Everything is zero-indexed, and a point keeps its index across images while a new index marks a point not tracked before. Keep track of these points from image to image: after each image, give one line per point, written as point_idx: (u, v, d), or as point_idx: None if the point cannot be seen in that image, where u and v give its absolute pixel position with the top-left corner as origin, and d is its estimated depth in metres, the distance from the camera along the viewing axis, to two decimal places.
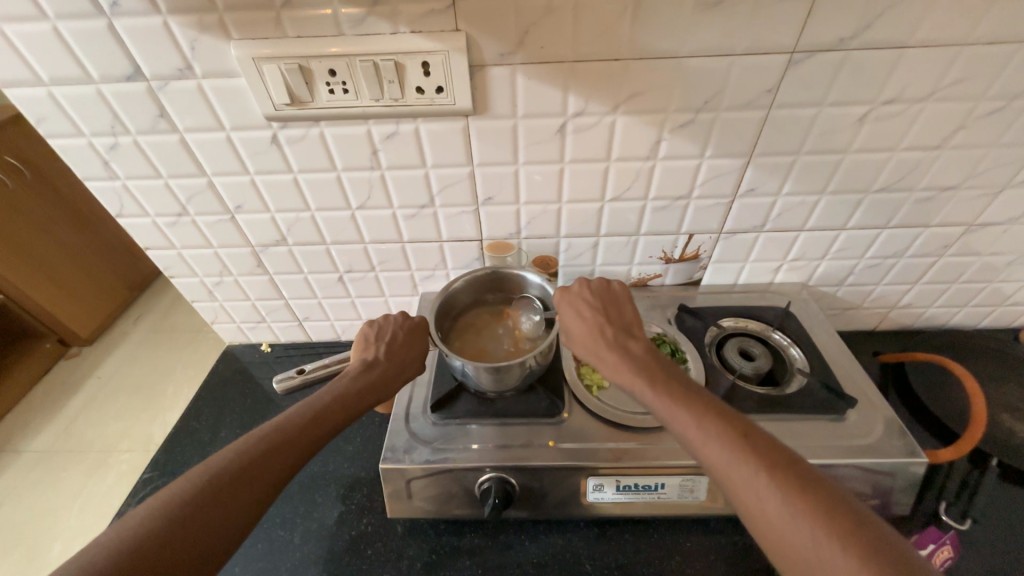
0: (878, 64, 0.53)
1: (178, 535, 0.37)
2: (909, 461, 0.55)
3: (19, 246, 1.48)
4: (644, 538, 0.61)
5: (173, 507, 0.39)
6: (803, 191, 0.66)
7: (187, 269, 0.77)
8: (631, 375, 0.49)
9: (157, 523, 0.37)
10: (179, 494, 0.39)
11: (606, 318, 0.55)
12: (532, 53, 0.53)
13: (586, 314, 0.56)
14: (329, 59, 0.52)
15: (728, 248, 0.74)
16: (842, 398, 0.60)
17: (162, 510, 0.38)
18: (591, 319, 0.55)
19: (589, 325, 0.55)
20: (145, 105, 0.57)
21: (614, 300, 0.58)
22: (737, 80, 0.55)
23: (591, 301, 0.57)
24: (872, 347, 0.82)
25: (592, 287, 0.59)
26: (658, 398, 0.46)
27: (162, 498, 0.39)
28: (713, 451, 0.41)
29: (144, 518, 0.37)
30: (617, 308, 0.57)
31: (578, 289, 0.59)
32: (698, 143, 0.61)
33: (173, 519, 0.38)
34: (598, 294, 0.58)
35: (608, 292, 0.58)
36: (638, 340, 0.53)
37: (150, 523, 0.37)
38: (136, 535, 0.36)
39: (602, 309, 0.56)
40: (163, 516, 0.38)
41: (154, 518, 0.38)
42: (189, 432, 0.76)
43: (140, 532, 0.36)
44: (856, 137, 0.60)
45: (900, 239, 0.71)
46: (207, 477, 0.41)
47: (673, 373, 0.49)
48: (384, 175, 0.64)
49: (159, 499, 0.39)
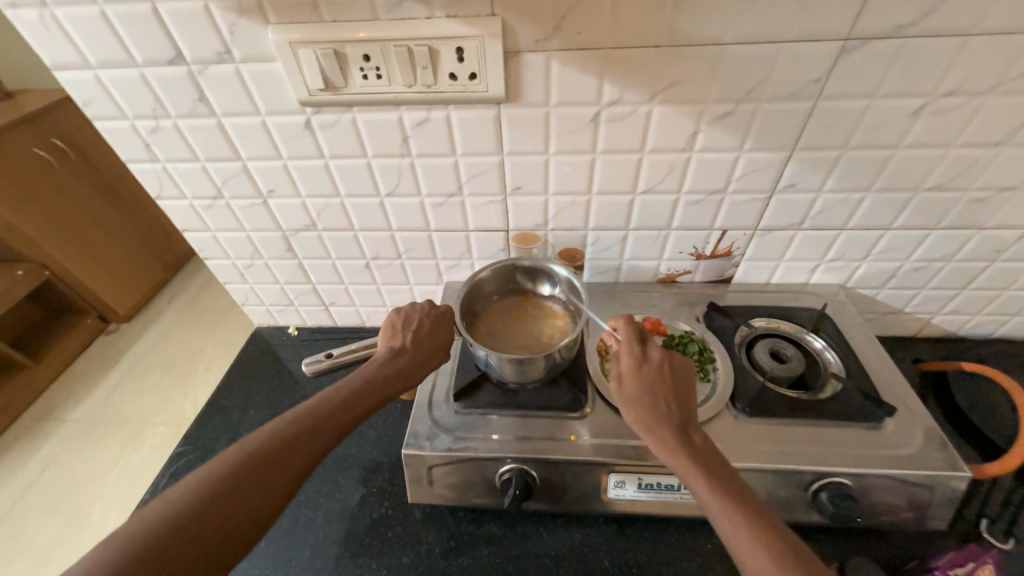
0: (938, 53, 0.50)
1: (214, 513, 0.39)
2: (950, 475, 0.52)
3: (65, 225, 1.56)
4: (663, 537, 0.60)
5: (210, 484, 0.40)
6: (846, 188, 0.63)
7: (220, 251, 0.79)
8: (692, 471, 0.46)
9: (195, 500, 0.39)
10: (215, 472, 0.41)
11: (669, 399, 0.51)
12: (568, 39, 0.52)
13: (649, 389, 0.51)
14: (363, 44, 0.52)
15: (763, 246, 0.71)
16: (880, 405, 0.57)
17: (199, 486, 0.40)
18: (653, 397, 0.51)
19: (650, 402, 0.50)
20: (186, 89, 0.59)
21: (678, 375, 0.53)
22: (782, 69, 0.52)
23: (652, 375, 0.52)
24: (912, 354, 0.79)
25: (656, 356, 0.54)
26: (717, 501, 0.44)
27: (202, 477, 0.41)
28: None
29: (183, 493, 0.39)
30: (679, 387, 0.52)
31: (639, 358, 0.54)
32: (737, 136, 0.58)
33: (209, 497, 0.40)
34: (662, 365, 0.53)
35: (673, 367, 0.53)
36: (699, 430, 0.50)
37: (188, 499, 0.39)
38: (175, 511, 0.38)
39: (665, 384, 0.52)
40: (200, 493, 0.39)
41: (195, 496, 0.39)
42: (220, 409, 0.79)
43: (179, 508, 0.38)
44: (908, 131, 0.56)
45: (949, 241, 0.67)
46: (243, 459, 0.42)
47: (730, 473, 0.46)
48: (414, 163, 0.64)
49: (197, 476, 0.41)
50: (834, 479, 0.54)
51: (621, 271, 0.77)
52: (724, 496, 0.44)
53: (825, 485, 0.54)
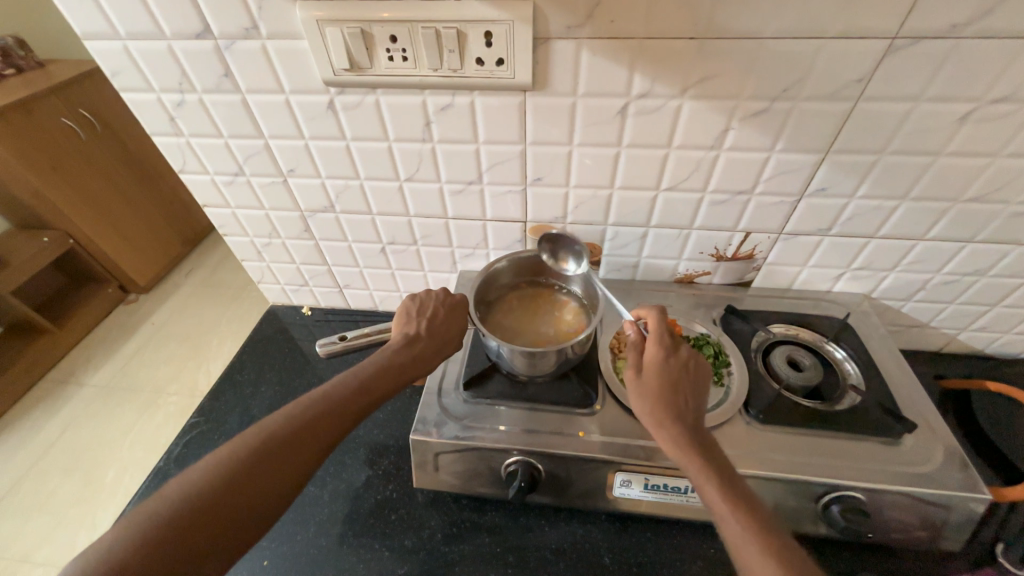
0: (992, 56, 0.47)
1: (232, 493, 0.40)
2: (969, 497, 0.51)
3: (89, 195, 1.59)
4: (666, 538, 0.60)
5: (229, 464, 0.41)
6: (880, 194, 0.60)
7: (239, 228, 0.80)
8: (701, 470, 0.45)
9: (214, 479, 0.40)
10: (234, 453, 0.41)
11: (687, 398, 0.50)
12: (600, 27, 0.50)
13: (669, 384, 0.50)
14: (391, 25, 0.51)
15: (787, 250, 0.69)
16: (900, 421, 0.56)
17: (218, 466, 0.40)
18: (673, 393, 0.50)
19: (669, 397, 0.50)
20: (212, 64, 0.59)
21: (697, 375, 0.52)
22: (824, 67, 0.50)
23: (675, 371, 0.51)
24: (934, 369, 0.76)
25: (682, 354, 0.53)
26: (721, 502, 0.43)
27: (220, 456, 0.41)
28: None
29: (203, 472, 0.40)
30: (697, 389, 0.51)
31: (664, 353, 0.53)
32: (770, 135, 0.56)
33: (228, 477, 0.40)
34: (684, 363, 0.52)
35: (694, 369, 0.52)
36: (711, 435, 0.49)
37: (208, 478, 0.40)
38: (194, 489, 0.39)
39: (686, 382, 0.51)
40: (219, 473, 0.40)
41: (212, 474, 0.40)
42: (233, 384, 0.80)
43: (199, 487, 0.39)
44: (951, 138, 0.54)
45: (985, 255, 0.65)
46: (260, 441, 0.43)
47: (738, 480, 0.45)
48: (435, 149, 0.64)
49: (216, 456, 0.41)
50: (846, 493, 0.53)
51: (638, 268, 0.76)
52: (733, 501, 0.43)
53: (837, 498, 0.53)
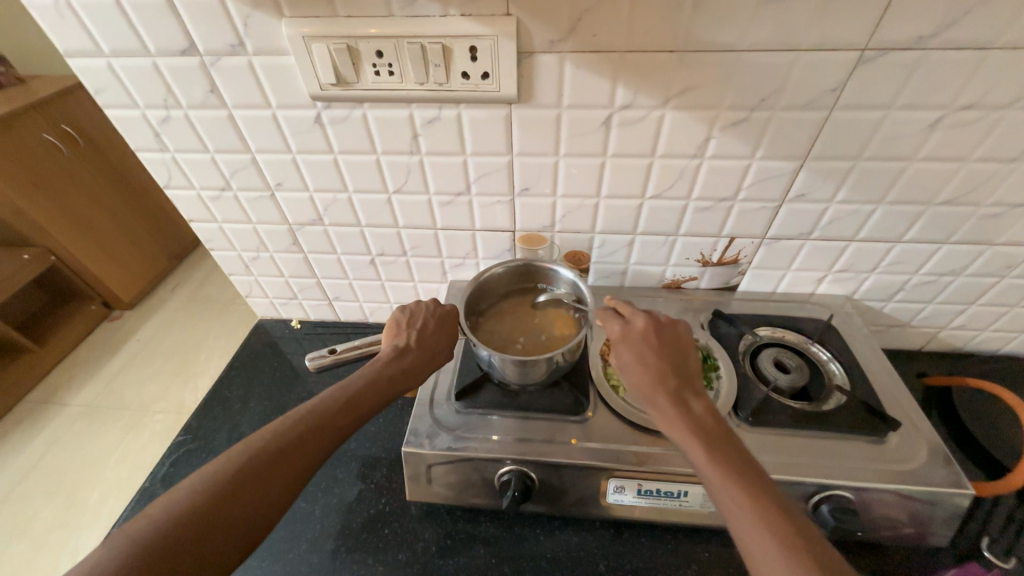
0: (956, 66, 0.49)
1: (222, 511, 0.39)
2: (954, 492, 0.52)
3: (71, 211, 1.57)
4: (660, 543, 0.60)
5: (217, 482, 0.40)
6: (858, 199, 0.62)
7: (226, 242, 0.79)
8: (691, 435, 0.45)
9: (203, 499, 0.39)
10: (223, 470, 0.41)
11: (671, 365, 0.50)
12: (582, 41, 0.51)
13: (650, 355, 0.51)
14: (377, 40, 0.52)
15: (770, 255, 0.71)
16: (884, 419, 0.57)
17: (206, 485, 0.40)
18: (656, 362, 0.51)
19: (654, 367, 0.50)
20: (197, 80, 0.59)
21: (680, 344, 0.53)
22: (799, 77, 0.52)
23: (655, 341, 0.52)
24: (916, 368, 0.78)
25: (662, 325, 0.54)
26: (712, 465, 0.42)
27: (208, 474, 0.41)
28: (763, 540, 0.38)
29: (191, 492, 0.39)
30: (683, 355, 0.52)
31: (645, 324, 0.54)
32: (749, 143, 0.58)
33: (218, 497, 0.39)
34: (667, 333, 0.54)
35: (677, 336, 0.53)
36: (704, 398, 0.49)
37: (196, 497, 0.39)
38: (181, 509, 0.38)
39: (670, 351, 0.52)
40: (207, 491, 0.39)
41: (200, 493, 0.39)
42: (221, 400, 0.79)
43: (187, 506, 0.38)
44: (923, 144, 0.56)
45: (960, 256, 0.67)
46: (249, 457, 0.42)
47: (727, 440, 0.45)
48: (423, 161, 0.64)
49: (204, 474, 0.41)
50: (835, 492, 0.53)
51: (626, 275, 0.77)
52: (719, 460, 0.43)
53: (826, 498, 0.54)
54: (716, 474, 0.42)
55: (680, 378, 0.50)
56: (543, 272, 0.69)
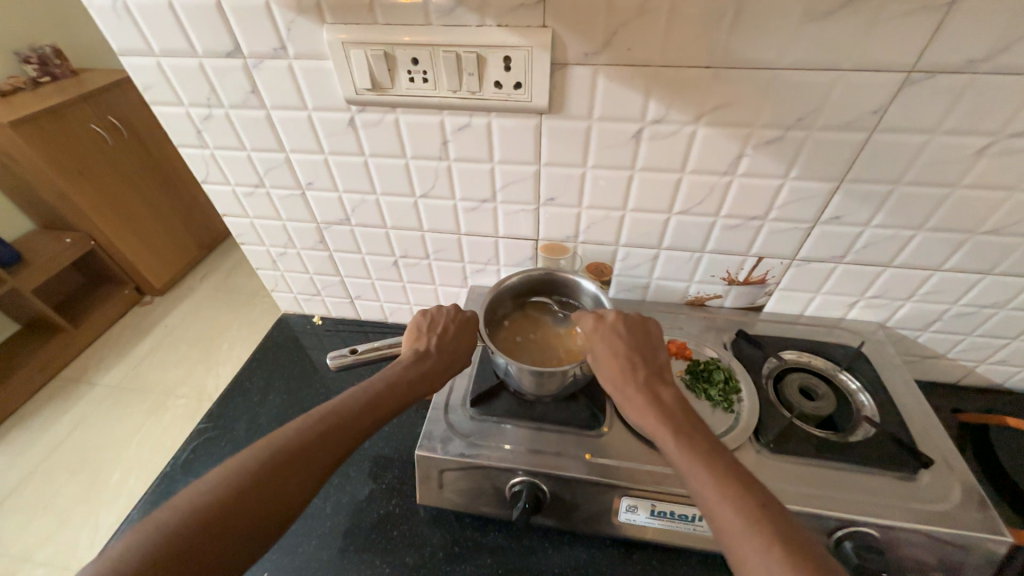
0: (1011, 92, 0.47)
1: (242, 506, 0.40)
2: (989, 538, 0.49)
3: (113, 199, 1.64)
4: (671, 567, 0.58)
5: (238, 476, 0.41)
6: (896, 224, 0.60)
7: (255, 237, 0.82)
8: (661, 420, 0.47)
9: (225, 492, 0.40)
10: (244, 466, 0.42)
11: (639, 355, 0.53)
12: (617, 54, 0.51)
13: (617, 349, 0.54)
14: (414, 48, 0.53)
15: (800, 277, 0.69)
16: (915, 456, 0.54)
17: (229, 479, 0.41)
18: (625, 354, 0.53)
19: (624, 359, 0.53)
20: (239, 81, 0.61)
21: (646, 336, 0.55)
22: (839, 98, 0.50)
23: (624, 334, 0.55)
24: (950, 402, 0.75)
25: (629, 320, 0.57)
26: (678, 447, 0.44)
27: (230, 468, 0.41)
28: (726, 513, 0.40)
29: (213, 485, 0.40)
30: (649, 346, 0.55)
31: (612, 319, 0.56)
32: (784, 163, 0.57)
33: (239, 491, 0.40)
34: (633, 328, 0.56)
35: (643, 328, 0.56)
36: (668, 385, 0.51)
37: (217, 490, 0.40)
38: (204, 501, 0.39)
39: (636, 344, 0.54)
40: (229, 486, 0.40)
41: (222, 486, 0.40)
42: (241, 391, 0.81)
43: (209, 499, 0.39)
44: (970, 170, 0.53)
45: (1004, 288, 0.63)
46: (269, 454, 0.43)
47: (691, 421, 0.47)
48: (451, 167, 0.65)
49: (226, 468, 0.41)
50: (859, 529, 0.51)
51: (648, 289, 0.76)
52: (683, 441, 0.45)
53: (849, 534, 0.51)
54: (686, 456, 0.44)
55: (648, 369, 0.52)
56: (564, 286, 0.68)
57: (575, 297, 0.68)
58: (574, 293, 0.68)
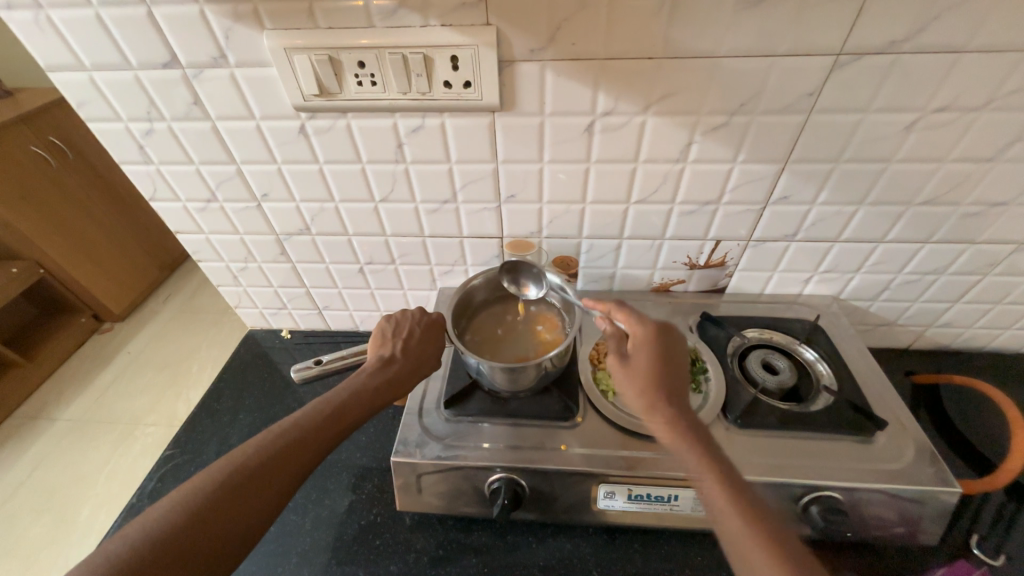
0: (932, 68, 0.50)
1: (201, 529, 0.39)
2: (941, 490, 0.52)
3: (61, 224, 1.56)
4: (652, 548, 0.60)
5: (195, 499, 0.40)
6: (840, 200, 0.63)
7: (213, 254, 0.79)
8: (690, 458, 0.45)
9: (182, 516, 0.39)
10: (201, 488, 0.41)
11: (664, 375, 0.50)
12: (562, 49, 0.52)
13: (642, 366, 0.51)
14: (359, 51, 0.52)
15: (757, 256, 0.71)
16: (870, 419, 0.58)
17: (185, 504, 0.39)
18: (655, 383, 0.50)
19: (652, 391, 0.49)
20: (180, 92, 0.59)
21: (672, 353, 0.52)
22: (776, 82, 0.52)
23: (649, 352, 0.52)
24: (904, 366, 0.79)
25: (654, 344, 0.52)
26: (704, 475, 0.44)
27: (186, 491, 0.40)
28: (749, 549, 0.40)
29: (169, 510, 0.39)
30: (674, 366, 0.51)
31: (641, 336, 0.53)
32: (731, 148, 0.58)
33: (196, 513, 0.39)
34: (658, 351, 0.52)
35: (668, 345, 0.53)
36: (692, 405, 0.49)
37: (172, 516, 0.38)
38: (160, 527, 0.38)
39: (665, 371, 0.51)
40: (185, 509, 0.39)
41: (179, 510, 0.39)
42: (209, 412, 0.79)
43: (165, 524, 0.38)
44: (902, 146, 0.56)
45: (942, 255, 0.67)
46: (229, 472, 0.42)
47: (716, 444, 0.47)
48: (408, 170, 0.64)
49: (181, 492, 0.40)
50: (825, 493, 0.53)
51: (615, 279, 0.77)
52: (711, 469, 0.44)
53: (816, 499, 0.54)
54: (721, 514, 0.42)
55: (679, 405, 0.49)
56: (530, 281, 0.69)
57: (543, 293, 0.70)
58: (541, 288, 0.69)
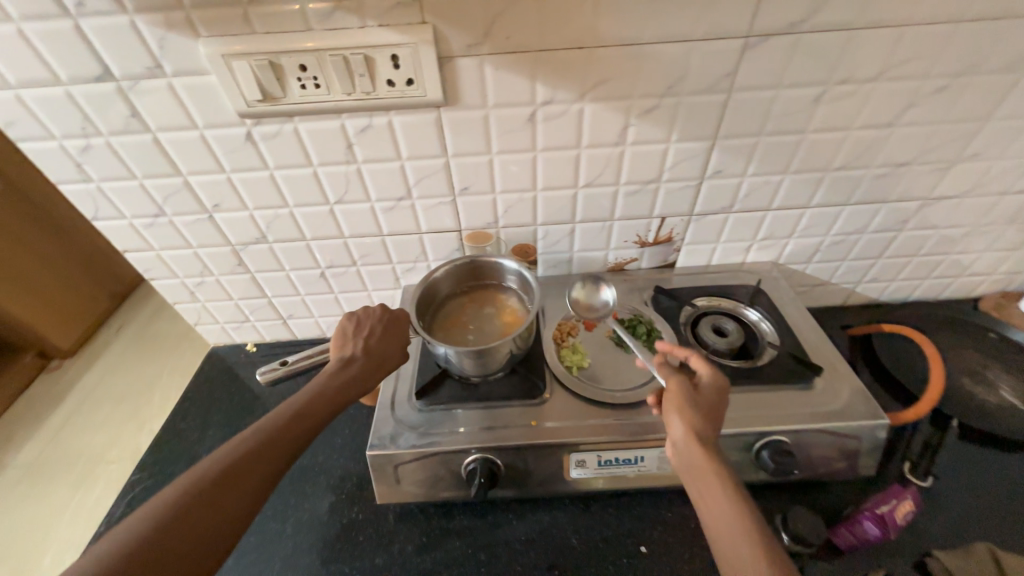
0: (829, 45, 0.56)
1: (171, 538, 0.39)
2: (872, 423, 0.58)
3: None
4: (626, 510, 0.63)
5: (163, 511, 0.40)
6: (767, 171, 0.68)
7: (166, 270, 0.77)
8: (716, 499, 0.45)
9: (150, 528, 0.39)
10: (167, 501, 0.41)
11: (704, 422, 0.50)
12: (498, 43, 0.54)
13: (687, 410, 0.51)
14: (299, 55, 0.53)
15: (700, 230, 0.76)
16: (809, 367, 0.63)
17: (153, 517, 0.39)
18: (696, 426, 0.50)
19: (693, 432, 0.49)
20: (117, 106, 0.58)
21: (718, 405, 0.51)
22: (697, 65, 0.57)
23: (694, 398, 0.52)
24: (841, 321, 0.86)
25: (690, 399, 0.52)
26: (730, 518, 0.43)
27: (152, 506, 0.40)
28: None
29: (136, 525, 0.39)
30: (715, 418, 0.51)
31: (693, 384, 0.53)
32: (665, 128, 0.63)
33: (165, 523, 0.39)
34: (708, 403, 0.51)
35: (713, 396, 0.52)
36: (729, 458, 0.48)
37: (140, 530, 0.38)
38: (127, 541, 0.38)
39: (707, 424, 0.50)
40: (154, 522, 0.39)
41: (146, 524, 0.39)
42: (177, 433, 0.77)
43: (134, 538, 0.38)
44: (813, 117, 0.62)
45: (861, 215, 0.74)
46: (196, 481, 0.42)
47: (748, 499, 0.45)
48: (360, 169, 0.65)
49: (147, 507, 0.40)
50: (772, 437, 0.58)
51: (573, 263, 0.81)
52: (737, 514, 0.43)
53: (765, 443, 0.58)
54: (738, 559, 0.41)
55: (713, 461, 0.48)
56: (490, 269, 0.71)
57: (504, 279, 0.72)
58: (501, 275, 0.71)
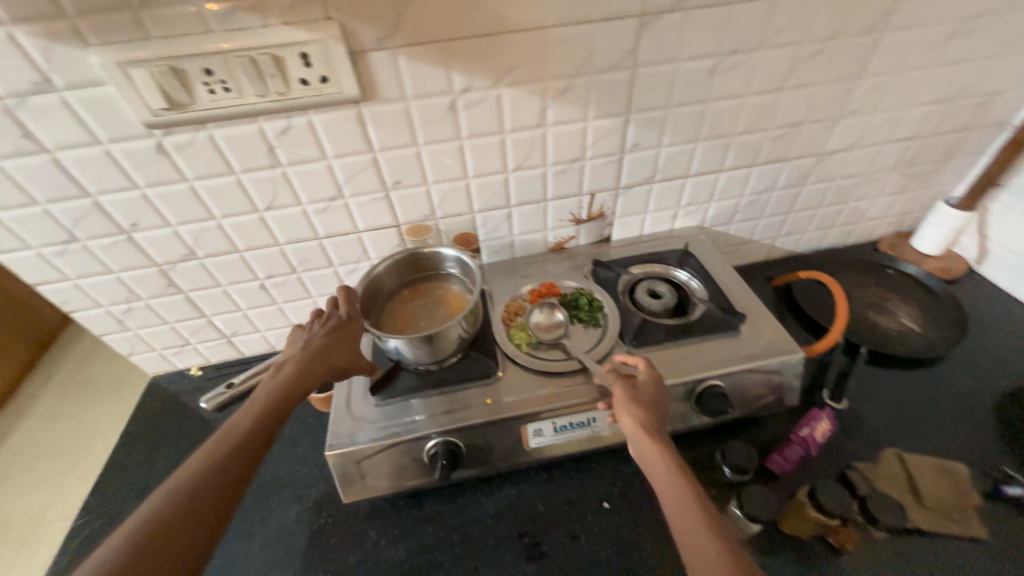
0: (714, 19, 0.61)
1: None
2: (791, 357, 0.65)
3: None
4: (587, 472, 0.67)
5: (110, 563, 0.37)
6: (679, 141, 0.73)
7: (88, 300, 0.73)
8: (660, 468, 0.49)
9: None
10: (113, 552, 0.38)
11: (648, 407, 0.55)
12: (408, 35, 0.55)
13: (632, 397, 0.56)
14: (202, 58, 0.52)
15: (629, 202, 0.81)
16: (734, 315, 0.69)
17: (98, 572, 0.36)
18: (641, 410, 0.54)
19: (638, 414, 0.54)
20: (4, 127, 0.54)
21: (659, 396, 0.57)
22: (601, 44, 0.61)
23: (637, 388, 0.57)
24: (764, 275, 0.94)
25: (634, 389, 0.57)
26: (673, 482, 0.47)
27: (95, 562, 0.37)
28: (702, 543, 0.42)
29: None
30: (657, 407, 0.56)
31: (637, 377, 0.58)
32: (580, 107, 0.66)
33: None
34: (649, 396, 0.56)
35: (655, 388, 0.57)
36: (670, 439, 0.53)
37: None
38: None
39: (649, 411, 0.55)
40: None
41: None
42: (122, 470, 0.73)
43: None
44: (711, 87, 0.68)
45: (768, 174, 0.82)
46: (144, 526, 0.40)
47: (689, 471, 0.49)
48: (286, 173, 0.65)
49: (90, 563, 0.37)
50: (711, 382, 0.63)
51: (514, 247, 0.83)
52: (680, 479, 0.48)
53: (706, 387, 0.63)
54: (682, 518, 0.45)
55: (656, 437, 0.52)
56: (430, 259, 0.72)
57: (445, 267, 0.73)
58: (442, 264, 0.73)
